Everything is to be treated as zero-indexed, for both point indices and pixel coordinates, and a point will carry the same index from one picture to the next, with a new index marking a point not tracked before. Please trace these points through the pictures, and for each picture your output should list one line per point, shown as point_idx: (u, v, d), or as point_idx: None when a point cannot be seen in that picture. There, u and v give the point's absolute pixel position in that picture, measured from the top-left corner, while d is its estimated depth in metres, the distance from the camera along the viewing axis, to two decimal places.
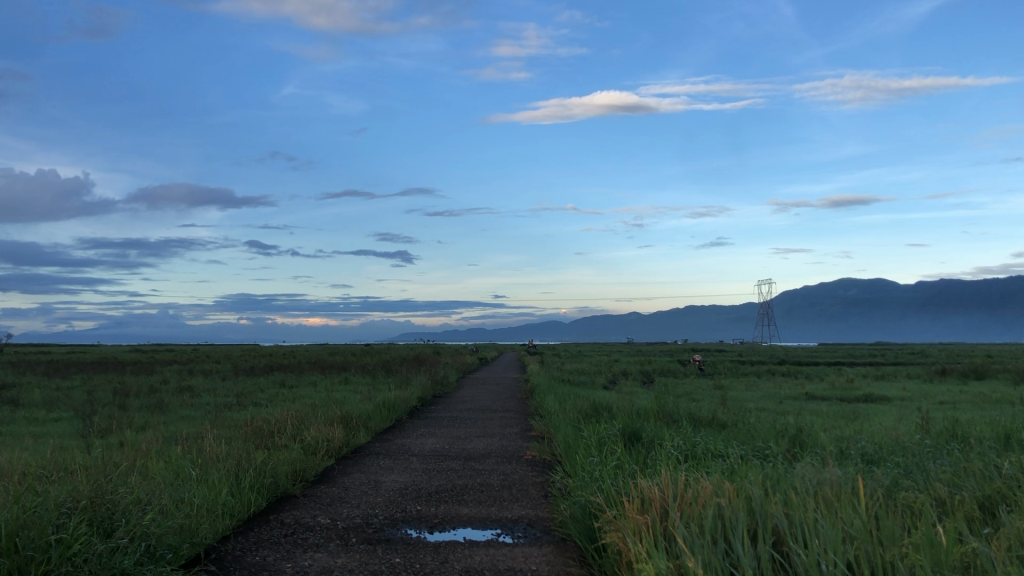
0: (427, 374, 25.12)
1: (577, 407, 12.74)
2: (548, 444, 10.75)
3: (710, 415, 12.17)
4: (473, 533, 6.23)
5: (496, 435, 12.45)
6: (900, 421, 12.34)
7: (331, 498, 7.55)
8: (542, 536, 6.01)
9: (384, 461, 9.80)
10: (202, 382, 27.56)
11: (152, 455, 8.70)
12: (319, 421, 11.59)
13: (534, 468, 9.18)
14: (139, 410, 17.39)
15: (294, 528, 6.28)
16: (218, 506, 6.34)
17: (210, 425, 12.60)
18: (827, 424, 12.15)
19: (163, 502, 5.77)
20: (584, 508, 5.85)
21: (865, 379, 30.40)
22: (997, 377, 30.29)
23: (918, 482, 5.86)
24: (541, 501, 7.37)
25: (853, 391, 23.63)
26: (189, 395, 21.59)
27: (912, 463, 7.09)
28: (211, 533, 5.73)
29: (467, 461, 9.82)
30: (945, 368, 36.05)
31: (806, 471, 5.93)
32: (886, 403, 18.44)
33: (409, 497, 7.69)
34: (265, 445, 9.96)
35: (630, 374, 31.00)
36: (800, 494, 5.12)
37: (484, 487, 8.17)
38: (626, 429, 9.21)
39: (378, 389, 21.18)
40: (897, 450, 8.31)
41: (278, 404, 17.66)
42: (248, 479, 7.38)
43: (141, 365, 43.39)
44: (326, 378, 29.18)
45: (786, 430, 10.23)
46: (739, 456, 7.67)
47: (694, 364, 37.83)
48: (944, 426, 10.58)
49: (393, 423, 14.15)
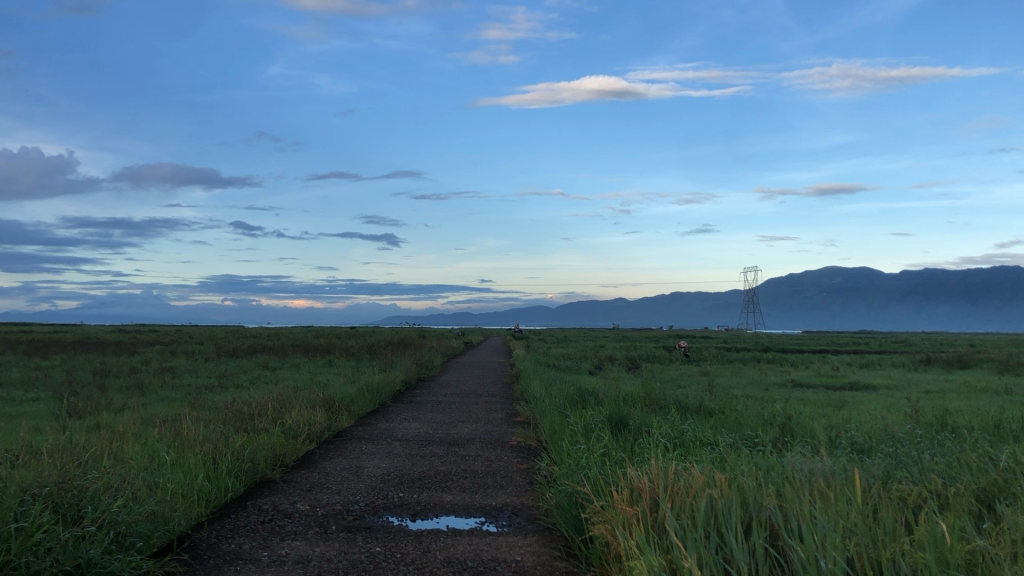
0: (412, 357, 25.04)
1: (564, 393, 12.61)
2: (534, 431, 10.59)
3: (698, 403, 12.05)
4: (456, 522, 6.07)
5: (481, 420, 12.30)
6: (888, 411, 12.26)
7: (311, 484, 7.37)
8: (527, 526, 5.85)
9: (367, 446, 9.64)
10: (183, 363, 27.26)
11: (129, 438, 8.49)
12: (301, 404, 11.42)
13: (519, 455, 9.02)
14: (119, 391, 17.22)
15: (271, 515, 6.10)
16: (193, 492, 6.15)
17: (190, 407, 12.39)
18: (815, 412, 12.04)
19: (134, 489, 5.58)
20: (571, 497, 5.69)
21: (849, 366, 30.58)
22: (979, 367, 30.40)
23: (912, 473, 5.71)
24: (527, 488, 7.22)
25: (838, 378, 23.61)
26: (171, 377, 21.36)
27: (903, 453, 6.97)
28: (186, 519, 5.55)
29: (451, 446, 9.65)
30: (929, 358, 36.08)
31: (797, 462, 5.80)
32: (871, 392, 18.44)
33: (392, 483, 7.51)
34: (244, 428, 9.77)
35: (616, 360, 31.03)
36: (793, 485, 4.97)
37: (468, 473, 8.01)
38: (612, 416, 9.04)
39: (361, 372, 21.05)
40: (889, 441, 8.18)
41: (260, 386, 17.47)
42: (226, 464, 7.20)
43: (122, 346, 43.06)
44: (309, 360, 28.98)
45: (773, 418, 10.12)
46: (727, 444, 7.53)
47: (680, 351, 37.85)
48: (932, 416, 10.46)
49: (376, 406, 13.99)
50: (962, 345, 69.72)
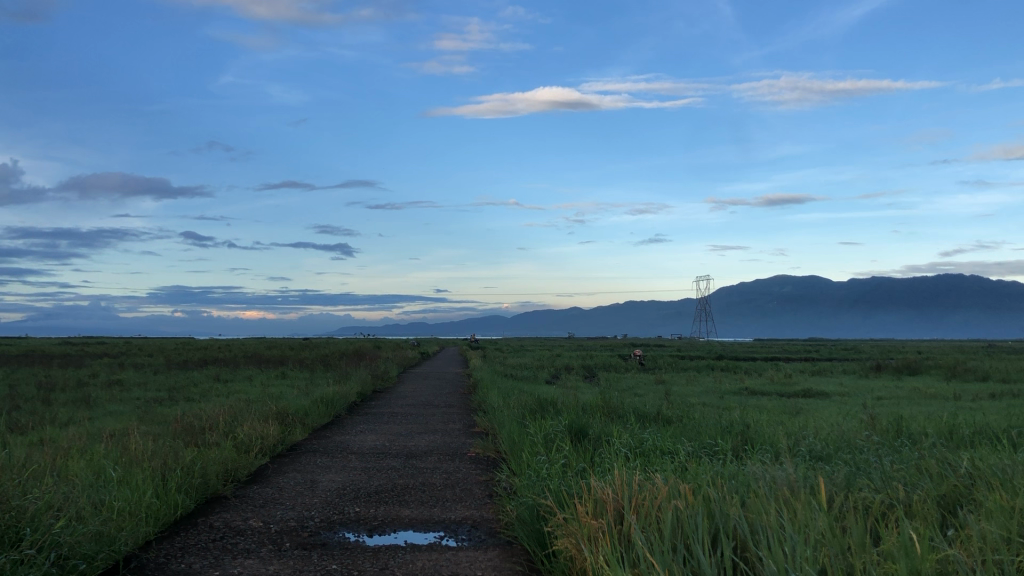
0: (367, 367, 24.80)
1: (521, 402, 12.49)
2: (492, 442, 10.46)
3: (656, 411, 12.01)
4: (415, 536, 5.92)
5: (438, 431, 12.15)
6: (844, 418, 12.31)
7: (263, 500, 7.15)
8: (486, 539, 5.73)
9: (321, 459, 9.43)
10: (132, 376, 26.52)
11: (73, 454, 8.19)
12: (253, 417, 11.14)
13: (477, 466, 8.89)
14: (64, 405, 16.64)
15: (222, 533, 5.90)
16: (140, 510, 5.91)
17: (138, 421, 12.02)
18: (773, 420, 12.02)
19: (77, 508, 5.34)
20: (532, 510, 5.58)
21: (803, 374, 30.96)
22: (928, 373, 30.93)
23: (874, 481, 5.69)
24: (486, 501, 7.09)
25: (792, 385, 23.80)
26: (119, 390, 20.86)
27: (861, 461, 6.99)
28: (135, 538, 5.33)
29: (408, 458, 9.49)
30: (879, 364, 36.61)
31: (759, 469, 5.76)
32: (824, 399, 18.57)
33: (348, 497, 7.33)
34: (195, 442, 9.50)
35: (573, 369, 30.94)
36: (756, 493, 4.93)
37: (426, 486, 7.85)
38: (572, 425, 8.93)
39: (314, 384, 20.69)
40: (847, 448, 8.19)
41: (211, 399, 17.10)
42: (175, 480, 6.97)
43: (67, 358, 41.99)
44: (262, 372, 28.44)
45: (731, 426, 10.09)
46: (688, 452, 7.48)
47: (635, 359, 38.01)
48: (888, 422, 10.54)
49: (331, 419, 13.72)
50: (911, 352, 71.09)
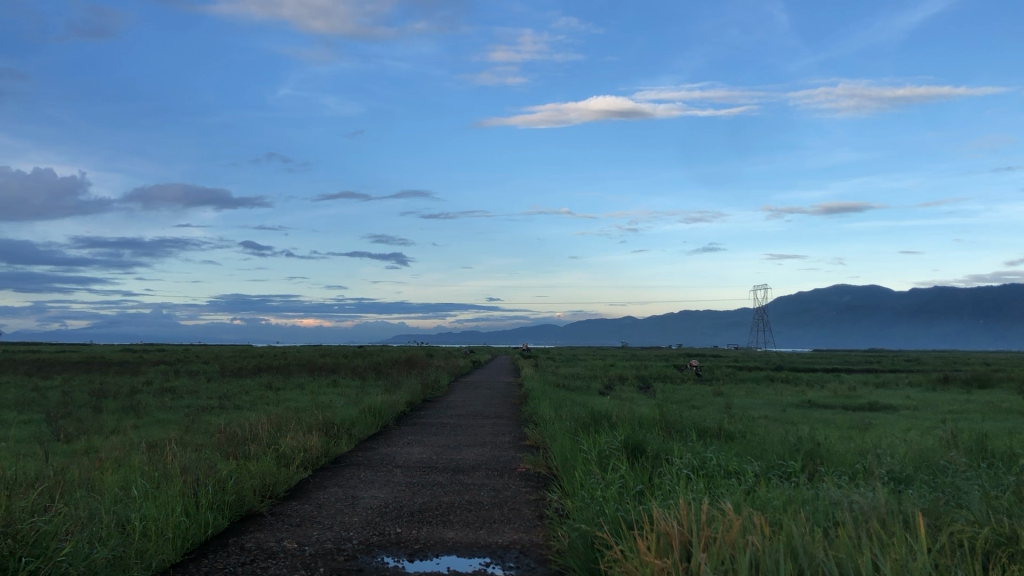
0: (417, 376, 24.44)
1: (574, 415, 11.91)
2: (543, 456, 9.97)
3: (718, 426, 11.37)
4: (458, 562, 5.45)
5: (487, 444, 11.67)
6: (921, 435, 11.45)
7: (301, 518, 6.75)
8: (536, 568, 5.25)
9: (365, 473, 9.04)
10: (185, 384, 26.48)
11: (108, 466, 7.91)
12: (297, 428, 10.79)
13: (527, 484, 8.39)
14: (113, 413, 16.40)
15: (253, 555, 5.49)
16: (167, 529, 5.55)
17: (182, 432, 11.70)
18: (841, 436, 11.25)
19: (93, 531, 4.99)
20: (586, 539, 5.07)
21: (866, 386, 29.70)
22: (1000, 386, 29.56)
23: (972, 510, 5.04)
24: (536, 523, 6.59)
25: (857, 398, 22.78)
26: (170, 398, 20.66)
27: (949, 486, 6.33)
28: (154, 561, 4.93)
29: (454, 474, 9.02)
30: (948, 376, 34.94)
31: (840, 495, 5.14)
32: (893, 412, 17.58)
33: (389, 516, 6.87)
34: (234, 454, 9.18)
35: (628, 380, 30.13)
36: (839, 525, 4.37)
37: (471, 505, 7.37)
38: (628, 442, 8.39)
39: (365, 393, 20.37)
40: (930, 470, 7.52)
41: (260, 408, 16.83)
42: (207, 496, 6.60)
43: (127, 366, 42.36)
44: (314, 380, 28.11)
45: (798, 443, 9.41)
46: (756, 474, 6.88)
47: (692, 370, 37.21)
48: (971, 440, 9.70)
49: (378, 429, 13.35)
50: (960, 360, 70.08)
